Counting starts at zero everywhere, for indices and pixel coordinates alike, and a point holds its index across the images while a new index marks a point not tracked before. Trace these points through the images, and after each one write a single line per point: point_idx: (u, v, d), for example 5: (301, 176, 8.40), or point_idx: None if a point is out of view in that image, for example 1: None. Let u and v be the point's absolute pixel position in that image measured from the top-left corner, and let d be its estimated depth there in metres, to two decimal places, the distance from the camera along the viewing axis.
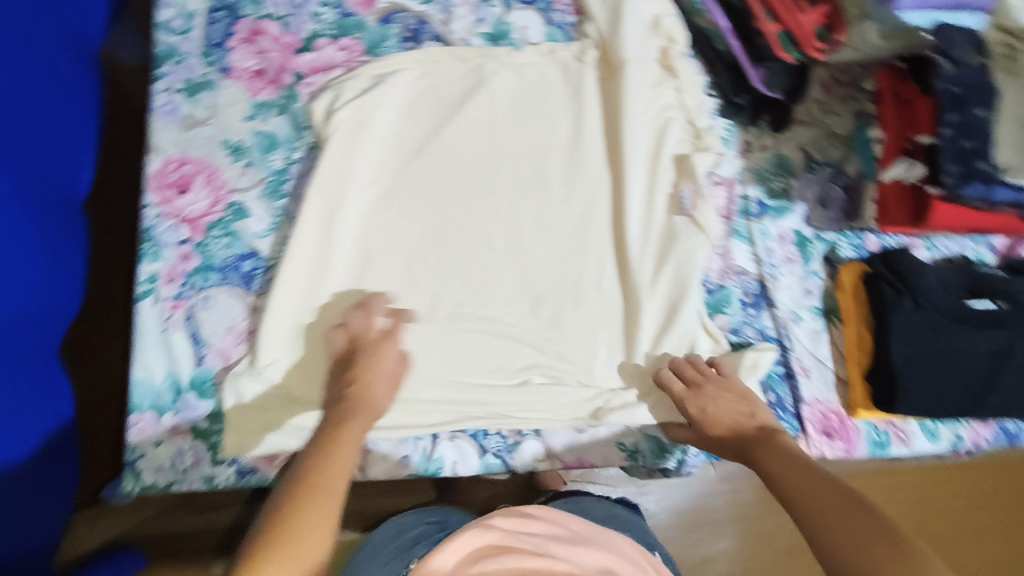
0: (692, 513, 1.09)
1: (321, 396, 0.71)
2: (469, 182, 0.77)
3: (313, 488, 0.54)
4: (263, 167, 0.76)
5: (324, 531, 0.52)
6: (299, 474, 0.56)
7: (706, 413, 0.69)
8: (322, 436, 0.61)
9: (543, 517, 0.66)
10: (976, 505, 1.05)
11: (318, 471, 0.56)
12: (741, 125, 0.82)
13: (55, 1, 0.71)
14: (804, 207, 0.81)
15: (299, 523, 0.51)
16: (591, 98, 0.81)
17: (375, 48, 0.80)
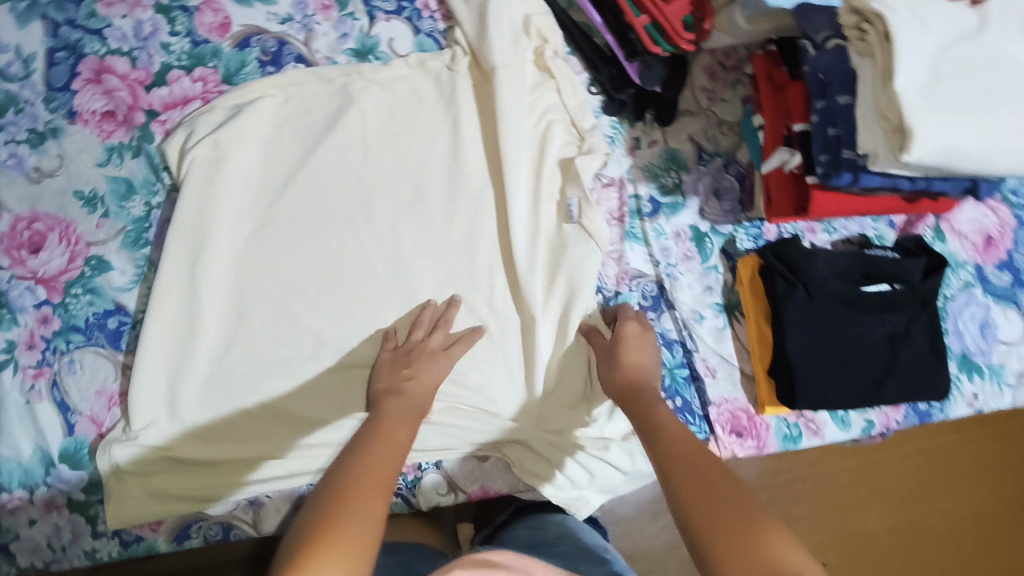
0: (651, 501, 1.04)
1: (237, 452, 0.68)
2: (344, 210, 0.74)
3: (356, 489, 0.50)
4: (121, 216, 0.72)
5: (373, 532, 0.47)
6: (337, 477, 0.51)
7: (620, 341, 0.68)
8: (364, 441, 0.57)
9: (507, 566, 0.47)
10: (875, 478, 1.15)
11: (358, 472, 0.52)
12: (627, 122, 0.80)
13: None
14: (697, 201, 0.79)
15: (352, 527, 0.46)
16: (467, 107, 0.78)
17: (233, 76, 0.76)
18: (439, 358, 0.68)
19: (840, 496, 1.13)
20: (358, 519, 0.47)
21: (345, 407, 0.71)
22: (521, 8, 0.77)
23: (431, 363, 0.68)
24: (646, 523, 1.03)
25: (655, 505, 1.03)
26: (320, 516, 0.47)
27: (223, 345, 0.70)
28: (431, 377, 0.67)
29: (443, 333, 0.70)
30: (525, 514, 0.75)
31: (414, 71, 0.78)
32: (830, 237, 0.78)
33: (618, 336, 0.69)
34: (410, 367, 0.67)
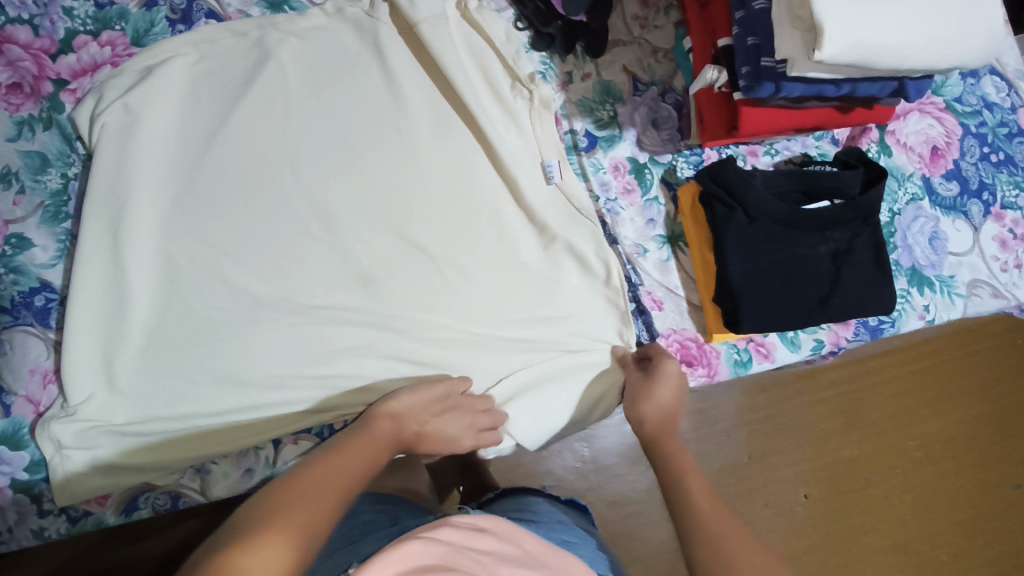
0: (631, 447, 1.04)
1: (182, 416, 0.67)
2: (270, 166, 0.72)
3: (318, 478, 0.48)
4: (39, 191, 0.71)
5: (326, 520, 0.45)
6: (309, 463, 0.50)
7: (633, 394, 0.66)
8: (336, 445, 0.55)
9: (494, 533, 0.51)
10: (861, 409, 1.15)
11: (323, 466, 0.50)
12: (557, 56, 0.79)
13: None
14: (634, 132, 0.78)
15: (306, 514, 0.44)
16: (392, 53, 0.76)
17: (143, 37, 0.75)
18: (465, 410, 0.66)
19: (826, 429, 1.13)
20: (315, 506, 0.45)
21: (292, 366, 0.69)
22: None
23: (451, 417, 0.65)
24: (627, 469, 1.03)
25: (635, 450, 1.04)
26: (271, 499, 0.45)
27: (154, 314, 0.69)
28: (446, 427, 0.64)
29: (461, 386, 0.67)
30: (506, 495, 0.75)
31: (330, 20, 0.76)
32: (772, 159, 0.77)
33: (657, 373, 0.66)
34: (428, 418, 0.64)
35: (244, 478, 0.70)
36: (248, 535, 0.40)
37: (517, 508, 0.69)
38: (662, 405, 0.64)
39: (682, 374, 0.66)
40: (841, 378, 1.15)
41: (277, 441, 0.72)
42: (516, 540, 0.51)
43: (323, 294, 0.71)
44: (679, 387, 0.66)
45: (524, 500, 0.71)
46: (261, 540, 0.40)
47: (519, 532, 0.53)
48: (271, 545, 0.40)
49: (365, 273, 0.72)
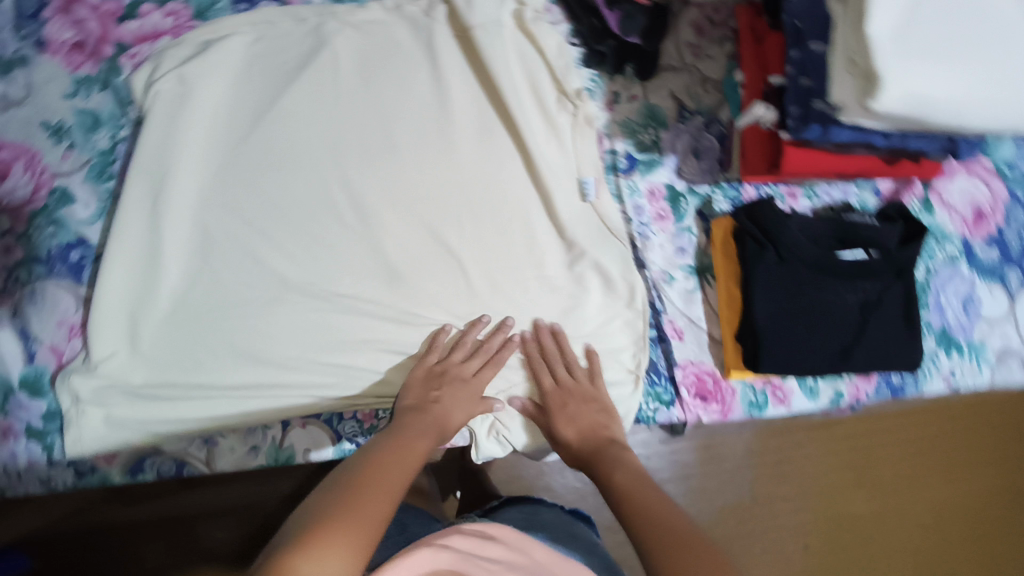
0: None
1: (197, 384, 0.68)
2: (313, 152, 0.74)
3: (367, 483, 0.50)
4: (87, 148, 0.73)
5: (376, 525, 0.46)
6: (359, 468, 0.53)
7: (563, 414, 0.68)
8: (381, 449, 0.57)
9: (503, 542, 0.52)
10: (871, 463, 1.12)
11: (373, 471, 0.52)
12: (606, 75, 0.79)
13: None
14: (674, 159, 0.77)
15: (357, 521, 0.46)
16: (445, 54, 0.76)
17: (205, 12, 0.77)
18: (467, 380, 0.68)
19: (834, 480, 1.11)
20: (367, 510, 0.47)
21: (309, 350, 0.70)
22: None
23: (453, 385, 0.67)
24: None
25: None
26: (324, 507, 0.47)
27: (184, 282, 0.71)
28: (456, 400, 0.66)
29: (463, 351, 0.69)
30: (512, 503, 0.75)
31: (389, 15, 0.77)
32: (811, 202, 0.76)
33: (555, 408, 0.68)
34: (438, 392, 0.66)
35: (248, 455, 0.70)
36: (304, 542, 0.42)
37: (524, 518, 0.69)
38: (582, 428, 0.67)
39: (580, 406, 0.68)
40: (853, 429, 1.13)
41: (286, 422, 0.72)
42: (525, 551, 0.51)
43: (348, 283, 0.72)
44: (588, 413, 0.68)
45: (530, 509, 0.71)
46: (317, 549, 0.42)
47: (529, 543, 0.54)
48: (330, 558, 0.42)
49: (392, 268, 0.72)
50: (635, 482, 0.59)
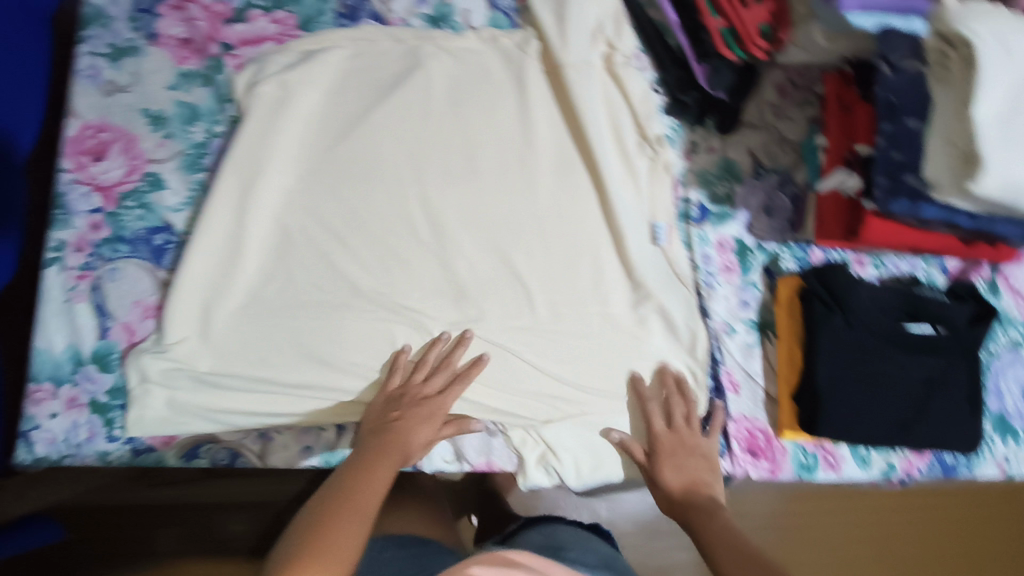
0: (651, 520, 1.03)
1: (263, 375, 0.70)
2: (397, 168, 0.76)
3: (336, 527, 0.58)
4: (182, 139, 0.75)
5: (346, 560, 0.56)
6: (315, 510, 0.60)
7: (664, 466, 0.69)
8: (343, 485, 0.62)
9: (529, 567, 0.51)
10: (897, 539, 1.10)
11: (335, 510, 0.59)
12: (687, 124, 0.81)
13: None
14: (746, 214, 0.79)
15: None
16: (533, 89, 0.79)
17: (309, 23, 0.80)
18: (438, 397, 0.69)
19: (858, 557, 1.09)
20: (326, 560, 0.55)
21: (372, 359, 0.72)
22: (596, 12, 0.80)
23: (422, 406, 0.68)
24: (643, 540, 1.03)
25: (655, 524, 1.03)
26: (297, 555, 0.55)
27: (259, 278, 0.73)
28: (419, 422, 0.67)
29: (439, 371, 0.70)
30: (531, 523, 0.76)
31: (484, 46, 0.80)
32: (878, 271, 0.76)
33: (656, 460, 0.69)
34: (406, 410, 0.68)
35: (302, 454, 0.70)
36: None
37: (546, 540, 0.70)
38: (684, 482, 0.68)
39: (683, 460, 0.69)
40: (880, 502, 1.11)
41: (341, 426, 0.72)
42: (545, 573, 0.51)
43: (417, 298, 0.74)
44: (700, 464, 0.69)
45: (550, 530, 0.72)
46: None
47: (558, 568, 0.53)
48: None
49: (460, 288, 0.74)
50: (728, 536, 0.63)
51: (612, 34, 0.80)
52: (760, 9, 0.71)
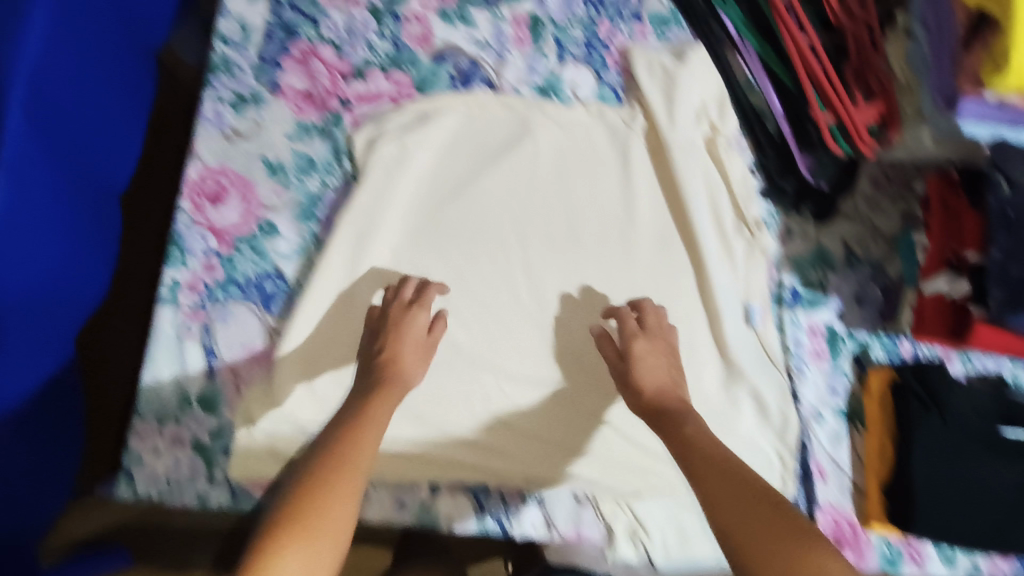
0: None
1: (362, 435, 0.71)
2: (501, 232, 0.78)
3: (317, 494, 0.56)
4: (298, 190, 0.78)
5: (341, 531, 0.55)
6: (316, 465, 0.58)
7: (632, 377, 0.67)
8: (344, 434, 0.62)
9: None
10: None
11: (334, 467, 0.58)
12: (783, 209, 0.83)
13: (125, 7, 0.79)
14: (838, 302, 0.81)
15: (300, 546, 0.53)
16: (637, 164, 0.82)
17: (424, 84, 0.82)
18: (403, 321, 0.70)
19: None
20: (318, 528, 0.54)
21: (468, 419, 0.72)
22: (700, 95, 0.83)
23: (400, 321, 0.70)
24: None
25: None
26: (298, 508, 0.55)
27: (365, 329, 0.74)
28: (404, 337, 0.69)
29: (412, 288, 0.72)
30: None
31: (593, 119, 0.83)
32: (965, 368, 0.77)
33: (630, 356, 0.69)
34: (386, 340, 0.69)
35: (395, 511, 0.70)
36: None
37: None
38: (648, 378, 0.67)
39: (654, 361, 0.68)
40: None
41: (435, 486, 0.71)
42: None
43: (516, 362, 0.75)
44: (660, 363, 0.68)
45: None
46: None
47: None
48: None
49: (557, 355, 0.75)
50: (703, 440, 0.61)
51: (715, 117, 0.83)
52: (871, 110, 0.77)
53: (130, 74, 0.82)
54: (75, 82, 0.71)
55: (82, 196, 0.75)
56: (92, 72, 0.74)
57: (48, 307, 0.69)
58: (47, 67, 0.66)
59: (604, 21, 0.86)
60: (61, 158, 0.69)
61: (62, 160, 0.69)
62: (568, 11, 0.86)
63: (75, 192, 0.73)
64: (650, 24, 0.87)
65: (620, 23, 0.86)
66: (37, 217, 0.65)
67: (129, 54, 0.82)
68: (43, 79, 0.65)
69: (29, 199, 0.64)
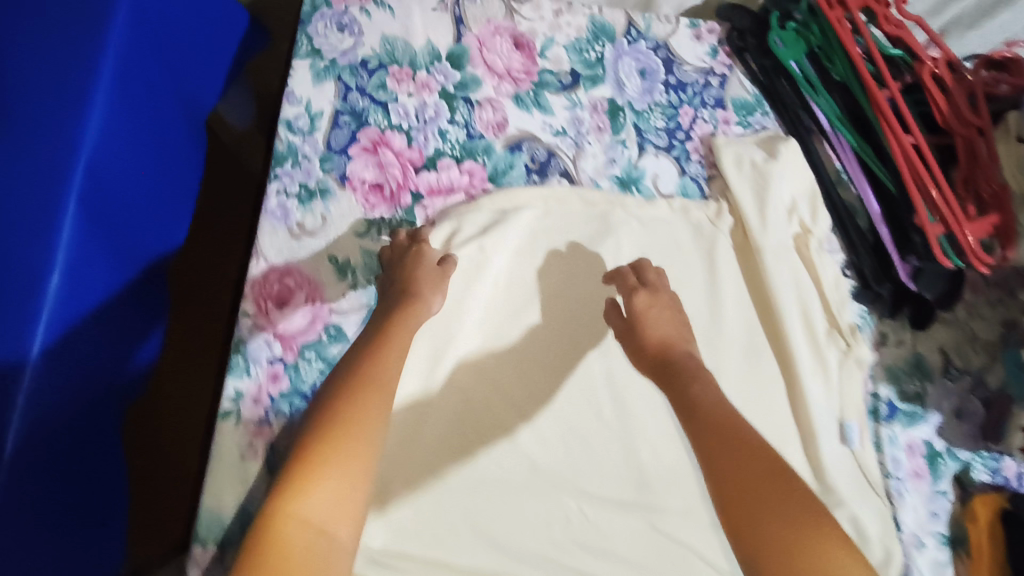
0: None
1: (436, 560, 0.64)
2: (581, 339, 0.75)
3: (347, 413, 0.51)
4: (368, 292, 0.74)
5: (372, 436, 0.51)
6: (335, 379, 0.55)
7: (641, 314, 0.66)
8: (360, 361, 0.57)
9: None
10: None
11: (359, 372, 0.55)
12: (878, 314, 0.78)
13: (178, 67, 0.77)
14: (939, 416, 0.76)
15: (335, 455, 0.49)
16: (723, 264, 0.78)
17: (498, 176, 0.78)
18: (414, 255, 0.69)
19: None
20: (348, 441, 0.50)
21: (551, 547, 0.67)
22: (791, 192, 0.79)
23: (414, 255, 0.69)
24: None
25: None
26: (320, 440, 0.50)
27: (442, 446, 0.68)
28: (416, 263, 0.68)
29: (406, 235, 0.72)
30: None
31: (678, 214, 0.78)
32: None
33: (635, 317, 0.66)
34: (399, 276, 0.68)
35: None
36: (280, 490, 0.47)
37: None
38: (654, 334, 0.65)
39: (659, 309, 0.67)
40: None
41: None
42: None
43: (598, 482, 0.71)
44: (671, 318, 0.67)
45: None
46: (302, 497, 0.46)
47: None
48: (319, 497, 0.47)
49: (642, 476, 0.72)
50: (715, 404, 0.56)
51: (807, 216, 0.79)
52: (984, 223, 0.70)
53: (192, 143, 0.81)
54: (133, 158, 0.68)
55: (155, 276, 0.73)
56: (153, 142, 0.72)
57: (112, 407, 0.66)
58: (107, 153, 0.64)
59: (686, 108, 0.82)
60: (121, 248, 0.67)
61: (118, 244, 0.66)
62: (649, 97, 0.82)
63: (141, 275, 0.71)
64: (734, 111, 0.83)
65: (702, 110, 0.82)
66: (103, 313, 0.64)
67: (191, 122, 0.80)
68: (101, 168, 0.64)
69: (94, 299, 0.62)
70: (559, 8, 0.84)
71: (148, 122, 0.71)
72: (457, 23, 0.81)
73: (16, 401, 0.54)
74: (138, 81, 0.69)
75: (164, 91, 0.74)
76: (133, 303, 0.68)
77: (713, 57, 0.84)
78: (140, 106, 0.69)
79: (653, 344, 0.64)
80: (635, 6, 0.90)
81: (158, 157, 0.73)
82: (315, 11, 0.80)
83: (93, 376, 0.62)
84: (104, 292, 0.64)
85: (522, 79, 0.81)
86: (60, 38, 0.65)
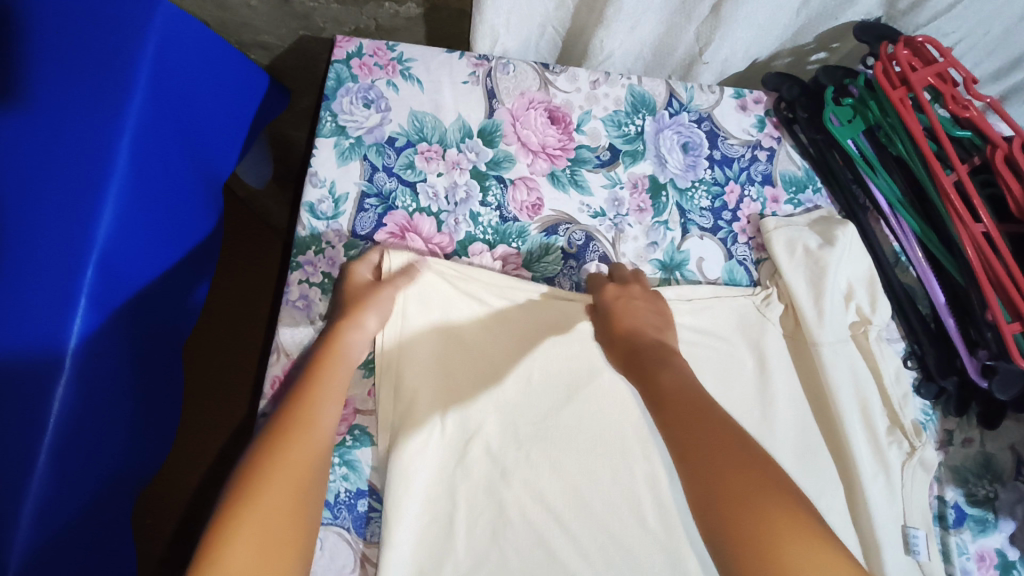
0: None
1: None
2: (622, 436, 0.70)
3: (287, 430, 0.51)
4: None
5: (312, 458, 0.51)
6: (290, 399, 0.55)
7: (618, 302, 0.67)
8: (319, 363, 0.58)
9: None
10: None
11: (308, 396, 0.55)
12: (943, 411, 0.73)
13: (190, 135, 0.75)
14: (1012, 524, 0.70)
15: (281, 476, 0.48)
16: (772, 354, 0.72)
17: (534, 262, 0.73)
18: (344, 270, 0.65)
19: None
20: (292, 462, 0.50)
21: None
22: (846, 277, 0.73)
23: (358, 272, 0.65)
24: None
25: None
26: (246, 472, 0.48)
27: (468, 561, 0.62)
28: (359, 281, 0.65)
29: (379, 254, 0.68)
30: None
31: (726, 300, 0.73)
32: None
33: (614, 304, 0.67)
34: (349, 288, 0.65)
35: None
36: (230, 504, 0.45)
37: None
38: (633, 319, 0.66)
39: (648, 304, 0.68)
40: None
41: None
42: None
43: None
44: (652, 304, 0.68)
45: None
46: (242, 515, 0.45)
47: None
48: (258, 517, 0.45)
49: None
50: (681, 387, 0.57)
51: (866, 304, 0.73)
52: None
53: (204, 217, 0.79)
54: (135, 232, 0.65)
55: (162, 359, 0.72)
56: (155, 211, 0.69)
57: (106, 492, 0.62)
58: (120, 243, 0.63)
59: (732, 185, 0.79)
60: (122, 333, 0.64)
61: (120, 328, 0.64)
62: (692, 174, 0.79)
63: (143, 358, 0.68)
64: (783, 188, 0.80)
65: (748, 187, 0.79)
66: (109, 407, 0.62)
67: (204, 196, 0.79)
68: (113, 259, 0.63)
69: (96, 390, 0.60)
70: (597, 79, 0.80)
71: (154, 192, 0.69)
72: (490, 97, 0.78)
73: (24, 500, 0.54)
74: (152, 154, 0.68)
75: (175, 157, 0.73)
76: (127, 390, 0.65)
77: (760, 129, 0.82)
78: (149, 177, 0.68)
79: (623, 340, 0.65)
80: (674, 74, 0.88)
81: (163, 223, 0.71)
82: (340, 86, 0.76)
83: (100, 473, 0.61)
84: (115, 385, 0.63)
85: (558, 155, 0.77)
86: (73, 125, 0.64)
